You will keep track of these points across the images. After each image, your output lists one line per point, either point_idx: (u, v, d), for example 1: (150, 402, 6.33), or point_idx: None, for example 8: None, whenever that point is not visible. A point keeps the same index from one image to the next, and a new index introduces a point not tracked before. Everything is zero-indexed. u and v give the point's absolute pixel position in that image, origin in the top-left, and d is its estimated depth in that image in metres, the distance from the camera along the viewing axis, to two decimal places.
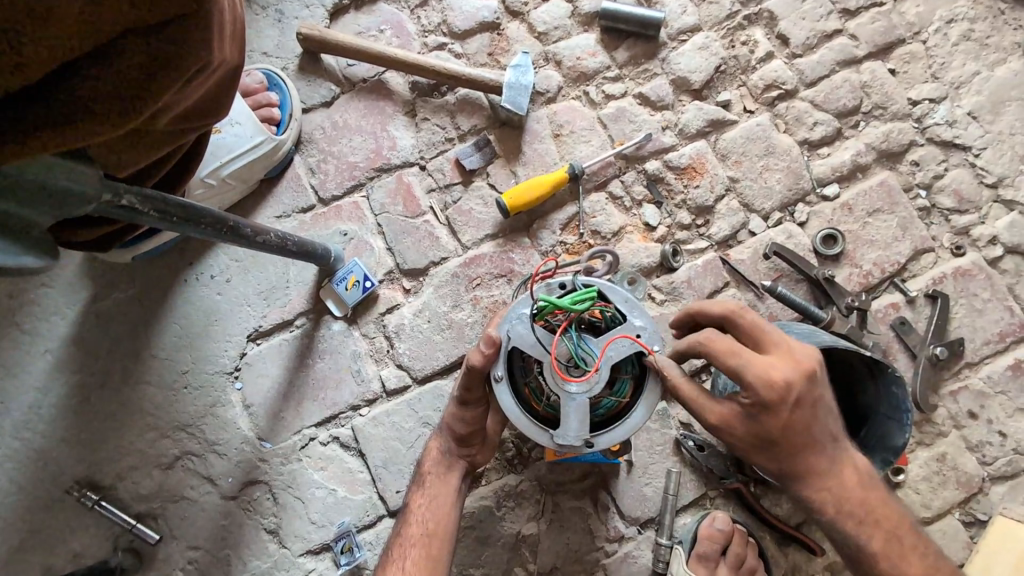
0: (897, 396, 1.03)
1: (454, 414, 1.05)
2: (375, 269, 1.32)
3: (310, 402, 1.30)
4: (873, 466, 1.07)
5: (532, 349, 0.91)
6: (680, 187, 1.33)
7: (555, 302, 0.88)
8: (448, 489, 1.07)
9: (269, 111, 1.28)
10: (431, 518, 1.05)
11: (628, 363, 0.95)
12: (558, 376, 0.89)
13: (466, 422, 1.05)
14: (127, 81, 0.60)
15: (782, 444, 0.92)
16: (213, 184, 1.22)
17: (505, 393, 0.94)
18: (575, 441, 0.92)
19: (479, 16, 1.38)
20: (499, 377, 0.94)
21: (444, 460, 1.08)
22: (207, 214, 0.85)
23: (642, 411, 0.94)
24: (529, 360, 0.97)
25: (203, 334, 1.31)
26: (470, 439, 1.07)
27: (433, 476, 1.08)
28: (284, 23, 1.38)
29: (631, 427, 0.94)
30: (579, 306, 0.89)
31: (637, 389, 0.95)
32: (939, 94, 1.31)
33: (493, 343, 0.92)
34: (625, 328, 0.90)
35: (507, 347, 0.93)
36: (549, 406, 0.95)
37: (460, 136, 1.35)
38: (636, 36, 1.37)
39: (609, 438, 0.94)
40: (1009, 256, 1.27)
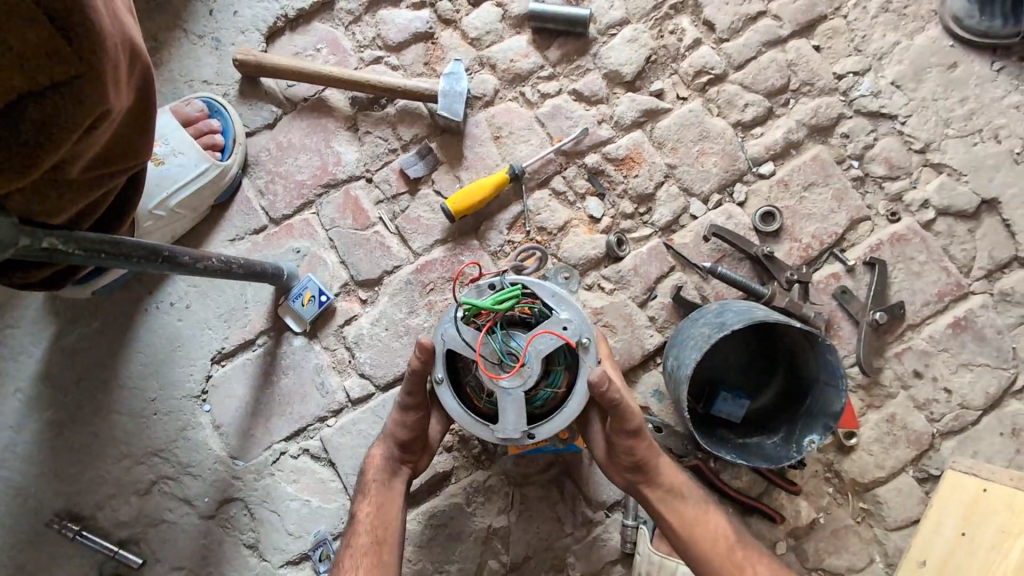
0: (832, 364, 1.08)
1: (397, 421, 1.10)
2: (329, 283, 1.35)
3: (278, 417, 1.33)
4: (816, 433, 1.11)
5: (464, 351, 0.95)
6: (621, 178, 1.36)
7: (478, 304, 0.93)
8: (394, 496, 1.11)
9: (212, 139, 1.31)
10: (377, 524, 1.09)
11: (562, 356, 0.99)
12: (489, 374, 0.94)
13: (409, 428, 1.09)
14: (30, 137, 0.64)
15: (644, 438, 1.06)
16: (163, 215, 1.26)
17: (446, 394, 0.98)
18: (514, 434, 0.96)
19: (412, 27, 1.41)
20: (439, 379, 0.98)
21: (388, 467, 1.12)
22: (139, 247, 0.87)
23: (577, 398, 0.98)
24: (467, 360, 1.01)
25: (167, 360, 1.34)
26: (412, 445, 1.11)
27: (376, 485, 1.11)
28: (221, 50, 1.40)
29: (568, 416, 0.98)
30: (502, 306, 0.94)
31: (571, 380, 0.99)
32: (863, 67, 1.34)
33: (428, 350, 0.96)
34: (551, 323, 0.94)
35: (443, 352, 0.97)
36: (489, 402, 1.00)
37: (402, 146, 1.38)
38: (566, 35, 1.40)
39: (547, 428, 0.98)
40: (942, 218, 1.31)
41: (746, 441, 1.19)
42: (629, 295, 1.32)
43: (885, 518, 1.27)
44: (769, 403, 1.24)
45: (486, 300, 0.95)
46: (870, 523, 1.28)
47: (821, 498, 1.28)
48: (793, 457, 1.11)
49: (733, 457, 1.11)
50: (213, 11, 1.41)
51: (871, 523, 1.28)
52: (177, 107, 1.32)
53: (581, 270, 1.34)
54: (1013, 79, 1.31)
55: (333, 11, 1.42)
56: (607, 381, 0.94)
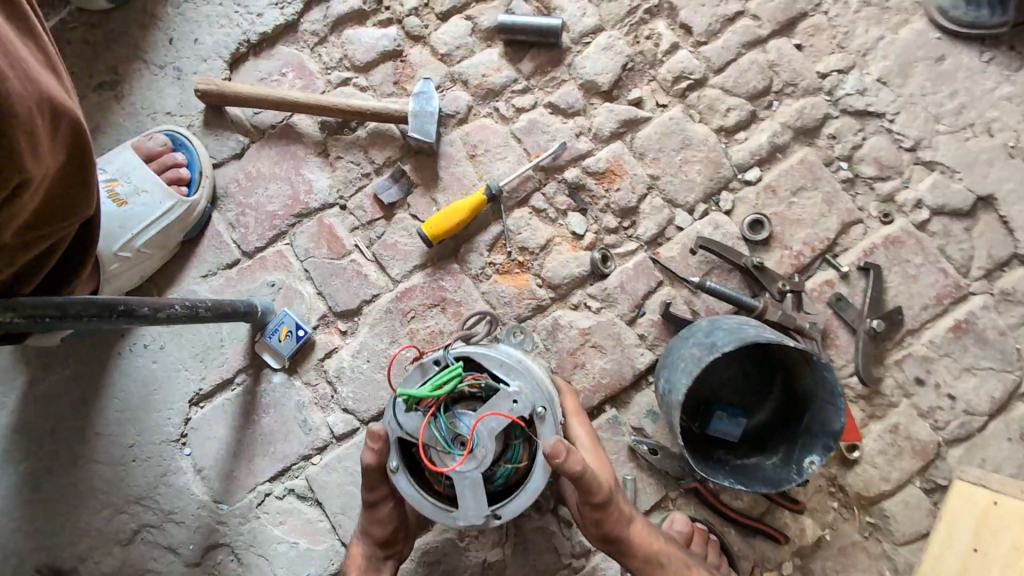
0: (830, 381, 1.04)
1: (369, 519, 1.08)
2: (307, 317, 1.30)
3: (261, 457, 1.29)
4: (816, 453, 1.07)
5: (412, 438, 0.96)
6: (602, 192, 1.31)
7: (415, 394, 0.93)
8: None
9: (177, 172, 1.27)
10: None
11: (517, 430, 0.98)
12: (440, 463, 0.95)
13: (384, 526, 1.07)
14: None
15: (613, 507, 1.02)
16: (129, 256, 1.21)
17: (404, 480, 0.99)
18: (479, 517, 0.96)
19: (379, 46, 1.36)
20: (394, 467, 0.99)
21: (369, 564, 1.09)
22: (88, 304, 0.82)
23: (539, 471, 0.97)
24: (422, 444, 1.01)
25: (144, 405, 1.30)
26: (392, 541, 1.09)
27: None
28: (183, 80, 1.35)
29: (532, 491, 0.97)
30: (441, 391, 0.94)
31: (530, 452, 0.99)
32: (847, 64, 1.29)
33: (379, 438, 0.98)
34: (496, 402, 0.94)
35: (395, 439, 0.98)
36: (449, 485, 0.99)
37: (375, 170, 1.33)
38: (538, 46, 1.35)
39: (513, 506, 0.97)
40: (937, 218, 1.26)
41: (744, 462, 1.15)
42: (616, 313, 1.28)
43: (894, 531, 1.23)
44: (767, 420, 1.19)
45: (423, 388, 0.95)
46: (878, 537, 1.24)
47: (826, 514, 1.24)
48: (794, 480, 1.07)
49: (731, 482, 1.06)
50: (172, 39, 1.36)
51: (879, 538, 1.23)
52: (140, 142, 1.28)
53: (566, 290, 1.30)
54: (1003, 69, 1.26)
55: (297, 34, 1.37)
56: (563, 450, 0.93)
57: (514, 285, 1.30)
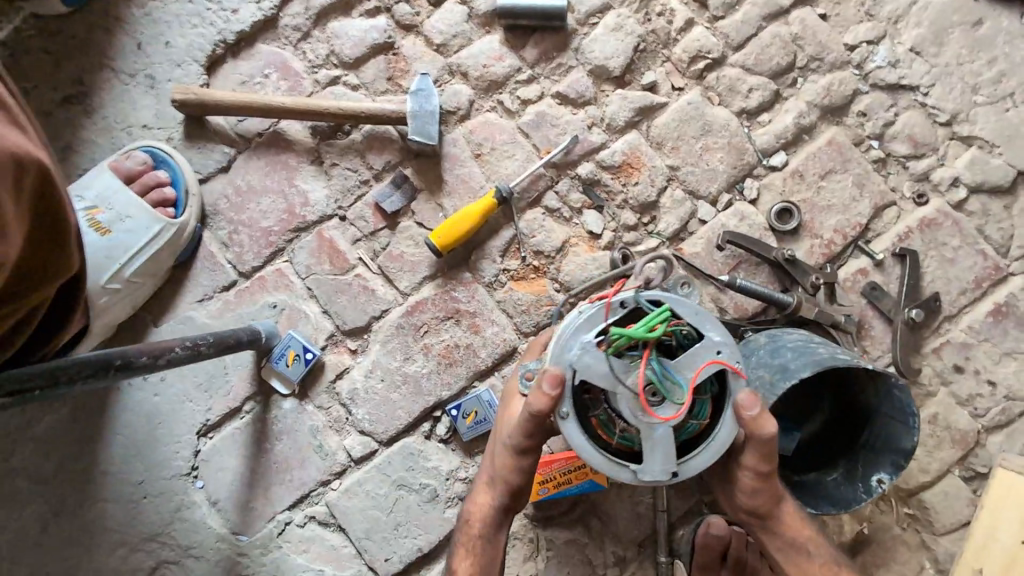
0: (900, 399, 1.00)
1: (507, 462, 0.93)
2: (314, 337, 1.23)
3: (278, 486, 1.23)
4: (885, 472, 1.03)
5: (606, 384, 0.77)
6: (619, 187, 1.23)
7: (632, 334, 0.74)
8: (498, 551, 0.96)
9: (162, 193, 1.17)
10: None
11: (708, 382, 0.82)
12: (643, 411, 0.77)
13: (523, 472, 0.93)
14: None
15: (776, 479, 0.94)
16: (118, 288, 1.13)
17: (575, 430, 0.80)
18: (661, 476, 0.80)
19: (369, 39, 1.25)
20: (565, 415, 0.80)
21: (497, 518, 0.96)
22: (78, 366, 0.78)
23: (727, 433, 0.82)
24: (595, 391, 0.81)
25: (150, 440, 1.23)
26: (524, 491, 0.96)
27: (482, 539, 0.95)
28: (158, 89, 1.24)
29: (717, 452, 0.82)
30: (657, 331, 0.75)
31: (717, 407, 0.83)
32: (876, 34, 1.20)
33: (558, 381, 0.78)
34: (707, 349, 0.78)
35: (573, 383, 0.78)
36: (624, 439, 0.81)
37: (375, 176, 1.24)
38: (542, 29, 1.24)
39: (692, 465, 0.82)
40: (975, 197, 1.19)
41: (802, 478, 1.11)
42: None
43: (933, 522, 1.20)
44: (816, 431, 1.15)
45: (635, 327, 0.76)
46: (917, 528, 1.21)
47: (863, 508, 1.21)
48: (862, 500, 1.03)
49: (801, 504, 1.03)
50: (142, 43, 1.24)
51: (918, 528, 1.21)
52: (117, 162, 1.18)
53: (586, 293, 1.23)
54: None
55: (278, 29, 1.26)
56: (758, 404, 0.80)
57: (531, 291, 1.23)
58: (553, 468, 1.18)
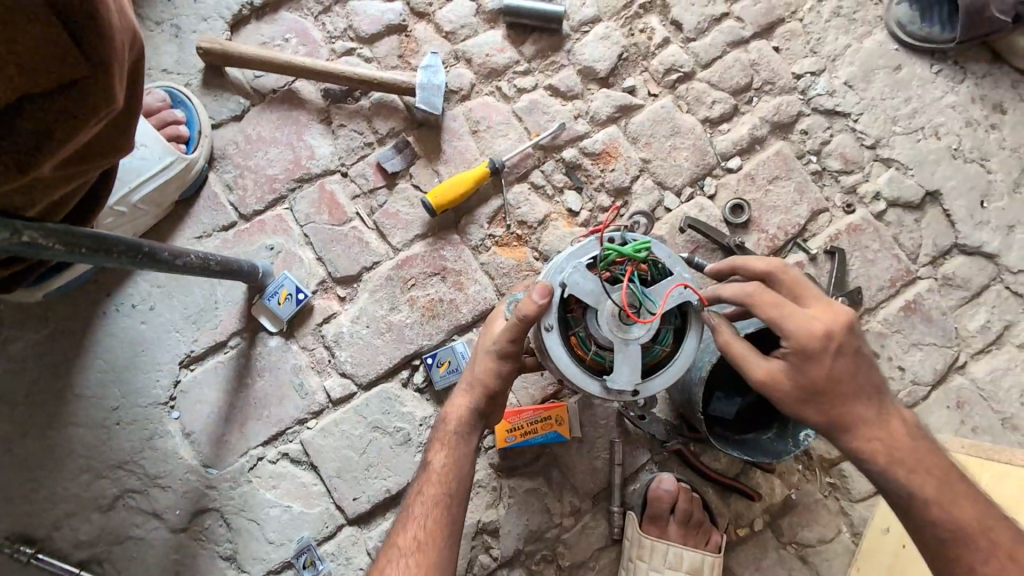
0: None
1: (487, 367, 1.04)
2: (307, 281, 1.31)
3: (254, 421, 1.27)
4: (811, 427, 1.18)
5: (587, 297, 0.93)
6: (598, 172, 1.38)
7: (619, 249, 0.92)
8: (471, 451, 1.06)
9: (176, 130, 1.25)
10: (448, 466, 1.05)
11: (672, 314, 0.99)
12: (620, 323, 0.93)
13: (502, 377, 1.04)
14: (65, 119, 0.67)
15: (818, 400, 0.94)
16: (123, 212, 1.18)
17: (555, 341, 0.96)
18: (626, 387, 0.95)
19: (385, 19, 1.38)
20: (549, 326, 0.96)
21: (471, 421, 1.06)
22: (119, 242, 0.85)
23: (684, 359, 0.99)
24: (578, 311, 1.00)
25: (130, 367, 1.26)
26: (498, 399, 1.06)
27: (457, 435, 1.06)
28: (182, 38, 1.33)
29: (674, 374, 0.98)
30: (640, 255, 0.93)
31: (678, 339, 1.00)
32: (818, 68, 1.43)
33: (546, 293, 0.93)
34: (676, 278, 0.94)
35: (559, 296, 0.95)
36: (597, 354, 0.98)
37: (378, 140, 1.35)
38: (540, 30, 1.41)
39: (653, 385, 0.98)
40: (892, 210, 1.41)
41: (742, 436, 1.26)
42: None
43: (851, 490, 1.36)
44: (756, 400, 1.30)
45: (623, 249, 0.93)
46: (837, 496, 1.36)
47: (792, 475, 1.36)
48: (791, 451, 1.18)
49: (738, 453, 1.18)
50: None
51: (838, 496, 1.36)
52: None
53: None
54: (950, 81, 1.42)
55: (301, 1, 1.37)
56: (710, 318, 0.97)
57: (513, 257, 1.35)
58: (521, 417, 1.28)
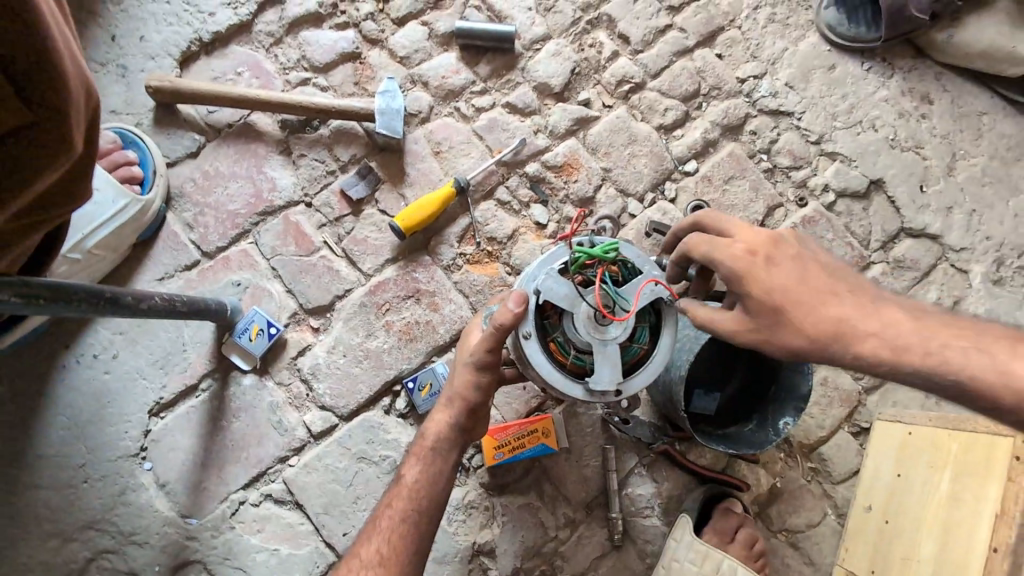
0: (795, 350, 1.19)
1: (467, 379, 1.01)
2: (278, 314, 1.28)
3: (233, 463, 1.23)
4: (789, 415, 1.22)
5: (561, 300, 0.92)
6: (561, 184, 1.41)
7: (589, 251, 0.93)
8: (449, 466, 1.04)
9: (129, 170, 1.21)
10: (422, 482, 1.02)
11: (646, 312, 0.99)
12: (595, 323, 0.92)
13: (483, 390, 1.01)
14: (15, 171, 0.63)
15: (792, 319, 0.87)
16: (78, 259, 1.13)
17: (535, 349, 0.94)
18: (608, 387, 0.94)
19: (338, 48, 1.39)
20: (528, 333, 0.94)
21: (451, 438, 1.04)
22: (77, 289, 0.81)
23: (663, 356, 0.98)
24: (555, 317, 0.97)
25: (95, 420, 1.20)
26: (479, 412, 1.03)
27: (434, 450, 1.04)
28: (129, 78, 1.30)
29: (654, 371, 0.97)
30: (610, 255, 0.93)
31: (655, 336, 1.00)
32: (760, 71, 1.50)
33: (522, 301, 0.91)
34: (645, 274, 0.93)
35: (535, 303, 0.93)
36: (577, 358, 0.97)
37: (341, 167, 1.34)
38: (494, 50, 1.44)
39: (634, 383, 0.97)
40: (841, 200, 1.48)
41: (725, 431, 1.28)
42: None
43: (831, 472, 1.40)
44: (734, 394, 1.34)
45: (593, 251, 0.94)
46: (819, 480, 1.40)
47: (775, 463, 1.40)
48: (772, 439, 1.21)
49: (724, 447, 1.20)
50: (116, 36, 1.31)
51: (820, 480, 1.40)
52: None
53: None
54: (880, 76, 1.52)
55: (251, 34, 1.36)
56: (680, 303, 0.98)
57: (486, 273, 1.36)
58: (508, 433, 1.28)
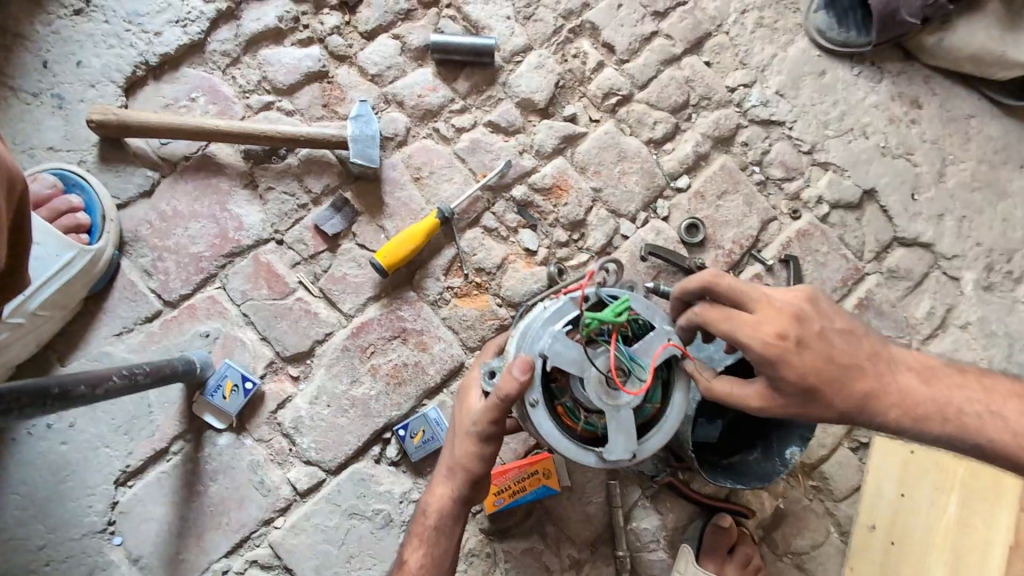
0: None
1: (467, 450, 0.94)
2: (252, 365, 1.18)
3: (213, 531, 1.13)
4: (796, 444, 1.18)
5: (569, 367, 0.88)
6: (550, 207, 1.33)
7: (603, 317, 0.87)
8: (454, 541, 0.98)
9: (75, 219, 1.08)
10: (428, 566, 0.96)
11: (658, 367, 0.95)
12: (614, 390, 0.88)
13: (485, 460, 0.94)
14: None
15: (823, 397, 0.85)
16: (21, 322, 1.01)
17: (542, 417, 0.89)
18: (623, 456, 0.90)
19: (303, 67, 1.27)
20: (535, 401, 0.89)
21: (453, 513, 0.96)
22: (19, 393, 0.71)
23: (677, 413, 0.94)
24: (562, 380, 0.93)
25: (54, 496, 1.08)
26: (483, 482, 0.96)
27: (438, 530, 0.97)
28: (67, 109, 1.16)
29: (670, 430, 0.94)
30: (622, 317, 0.88)
31: (666, 391, 0.95)
32: (750, 79, 1.44)
33: (526, 368, 0.87)
34: (661, 336, 0.90)
35: (540, 368, 0.89)
36: (587, 423, 0.93)
37: (313, 200, 1.23)
38: (472, 65, 1.34)
39: (649, 445, 0.93)
40: (834, 211, 1.45)
41: (729, 461, 1.24)
42: None
43: (834, 490, 1.37)
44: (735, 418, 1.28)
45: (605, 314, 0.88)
46: (822, 498, 1.37)
47: (778, 485, 1.37)
48: (780, 471, 1.18)
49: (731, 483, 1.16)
50: (48, 62, 1.17)
51: (823, 498, 1.37)
52: None
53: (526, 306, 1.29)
54: (870, 81, 1.48)
55: (204, 54, 1.23)
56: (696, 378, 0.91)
57: (475, 307, 1.27)
58: (507, 477, 1.21)
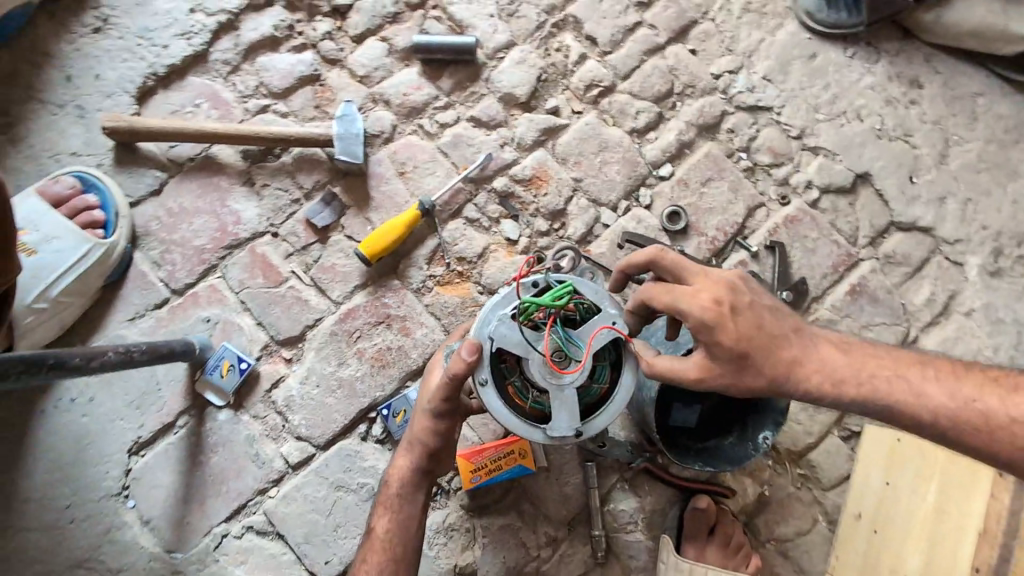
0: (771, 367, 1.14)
1: (424, 426, 1.04)
2: (249, 348, 1.28)
3: (214, 498, 1.24)
4: (768, 429, 1.19)
5: (513, 348, 0.92)
6: (531, 198, 1.37)
7: (538, 301, 0.91)
8: (416, 509, 1.08)
9: (90, 216, 1.22)
10: (392, 532, 1.06)
11: (606, 350, 0.98)
12: (553, 370, 0.92)
13: (440, 435, 1.04)
14: None
15: (753, 365, 0.89)
16: (43, 308, 1.17)
17: (492, 395, 0.94)
18: (568, 433, 0.94)
19: (296, 72, 1.36)
20: (484, 381, 0.94)
21: (412, 482, 1.07)
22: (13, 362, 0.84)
23: (625, 395, 0.97)
24: (511, 360, 0.98)
25: (77, 462, 1.22)
26: (439, 454, 1.05)
27: (400, 498, 1.07)
28: (87, 118, 1.30)
29: (617, 411, 0.97)
30: (561, 301, 0.92)
31: (615, 373, 0.98)
32: (736, 65, 1.43)
33: (474, 350, 0.92)
34: (604, 318, 0.93)
35: (488, 350, 0.93)
36: (536, 402, 0.96)
37: (305, 195, 1.33)
38: (456, 63, 1.40)
39: (595, 425, 0.96)
40: (825, 196, 1.42)
41: (704, 445, 1.25)
42: None
43: (820, 479, 1.36)
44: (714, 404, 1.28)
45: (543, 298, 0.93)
46: (808, 486, 1.36)
47: (763, 472, 1.36)
48: (752, 456, 1.19)
49: (701, 465, 1.18)
50: (72, 77, 1.31)
51: (809, 486, 1.36)
52: (45, 187, 1.22)
53: None
54: (865, 62, 1.44)
55: (207, 63, 1.34)
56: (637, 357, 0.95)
57: (457, 294, 1.33)
58: (484, 456, 1.26)
